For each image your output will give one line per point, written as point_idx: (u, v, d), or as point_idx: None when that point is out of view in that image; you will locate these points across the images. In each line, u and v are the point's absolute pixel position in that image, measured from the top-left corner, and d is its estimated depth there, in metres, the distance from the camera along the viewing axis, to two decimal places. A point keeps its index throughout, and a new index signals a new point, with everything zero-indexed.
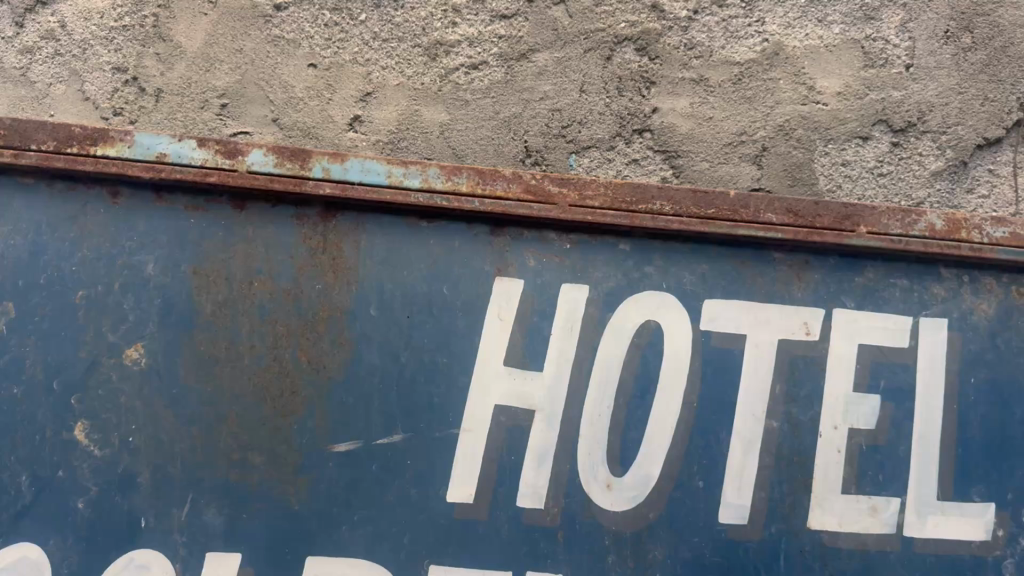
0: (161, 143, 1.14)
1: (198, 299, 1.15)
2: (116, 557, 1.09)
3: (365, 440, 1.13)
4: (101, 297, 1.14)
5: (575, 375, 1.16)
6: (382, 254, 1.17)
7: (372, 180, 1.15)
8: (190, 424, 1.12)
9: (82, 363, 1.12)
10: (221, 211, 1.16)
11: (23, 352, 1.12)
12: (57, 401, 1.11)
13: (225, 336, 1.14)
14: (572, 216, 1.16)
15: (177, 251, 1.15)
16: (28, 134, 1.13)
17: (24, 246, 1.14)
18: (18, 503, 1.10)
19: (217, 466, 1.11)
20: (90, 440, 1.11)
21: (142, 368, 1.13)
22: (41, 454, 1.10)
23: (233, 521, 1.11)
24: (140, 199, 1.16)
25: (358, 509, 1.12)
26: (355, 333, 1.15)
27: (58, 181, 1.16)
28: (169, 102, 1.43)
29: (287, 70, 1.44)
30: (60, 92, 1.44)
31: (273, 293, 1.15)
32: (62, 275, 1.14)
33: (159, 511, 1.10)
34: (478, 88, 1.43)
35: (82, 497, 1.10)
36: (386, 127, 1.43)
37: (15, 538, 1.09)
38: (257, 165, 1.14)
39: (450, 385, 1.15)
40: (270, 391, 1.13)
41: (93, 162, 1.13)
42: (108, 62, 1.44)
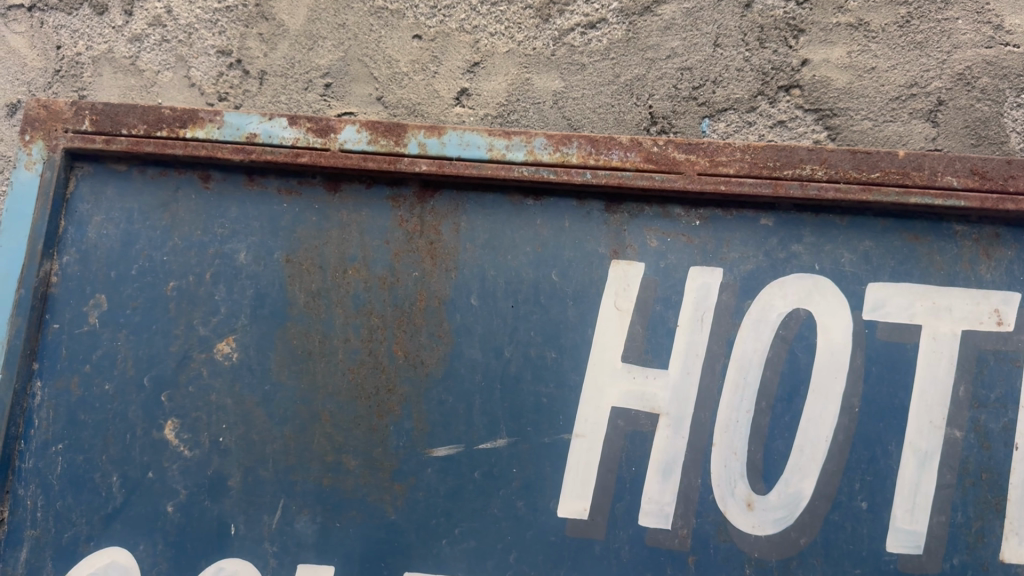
0: (251, 122, 1.06)
1: (291, 289, 1.06)
2: (205, 565, 1.01)
3: (466, 445, 1.01)
4: (193, 288, 1.07)
5: (708, 374, 1.01)
6: (485, 236, 1.05)
7: (472, 154, 1.03)
8: (283, 423, 1.03)
9: (174, 358, 1.06)
10: (314, 193, 1.07)
11: (115, 346, 1.07)
12: (149, 398, 1.05)
13: (319, 328, 1.05)
14: (704, 186, 1.00)
15: (269, 238, 1.07)
16: (119, 118, 1.08)
17: (117, 235, 1.09)
18: (109, 505, 1.03)
19: (310, 470, 1.02)
20: (181, 440, 1.04)
21: (233, 363, 1.05)
22: (131, 454, 1.04)
23: (325, 531, 1.01)
24: (232, 182, 1.09)
25: (460, 522, 1.00)
26: (455, 325, 1.03)
27: (150, 167, 1.10)
28: (275, 84, 1.36)
29: (391, 43, 1.34)
30: (167, 79, 1.40)
31: (368, 281, 1.05)
32: (154, 264, 1.08)
33: (249, 517, 1.02)
34: (597, 50, 1.29)
35: (171, 500, 1.03)
36: (495, 99, 1.30)
37: (105, 541, 1.02)
38: (351, 143, 1.04)
39: (560, 384, 1.02)
40: (364, 388, 1.03)
41: (183, 145, 1.06)
42: (213, 46, 1.39)
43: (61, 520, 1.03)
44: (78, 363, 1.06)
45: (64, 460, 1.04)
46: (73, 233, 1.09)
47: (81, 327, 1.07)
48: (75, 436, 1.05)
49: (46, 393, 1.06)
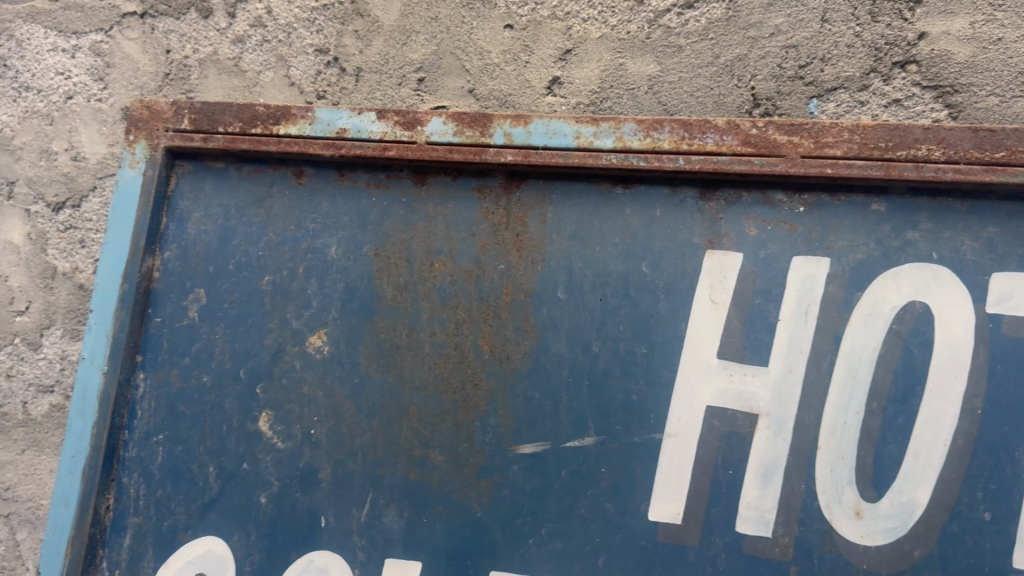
0: (341, 117, 1.06)
1: (380, 283, 1.05)
2: (296, 557, 1.01)
3: (553, 443, 0.98)
4: (286, 282, 1.08)
5: (812, 371, 0.94)
6: (572, 227, 1.02)
7: (559, 142, 0.99)
8: (370, 417, 1.03)
9: (268, 351, 1.07)
10: (402, 186, 1.07)
11: (213, 340, 1.09)
12: (244, 389, 1.07)
13: (406, 322, 1.04)
14: (808, 169, 0.94)
15: (358, 231, 1.07)
16: (216, 116, 1.09)
17: (215, 231, 1.11)
18: (205, 495, 1.05)
19: (397, 464, 1.01)
20: (274, 432, 1.05)
21: (324, 357, 1.06)
22: (227, 445, 1.06)
23: (412, 526, 1.00)
24: (324, 177, 1.09)
25: (546, 522, 0.97)
26: (542, 319, 1.01)
27: (246, 164, 1.12)
28: (370, 81, 1.38)
29: (483, 34, 1.34)
30: (268, 79, 1.43)
31: (453, 274, 1.03)
32: (249, 260, 1.10)
33: (339, 510, 1.02)
34: (695, 30, 1.27)
35: (265, 491, 1.04)
36: (588, 87, 1.30)
37: (201, 531, 1.04)
38: (437, 135, 1.02)
39: (651, 381, 0.97)
40: (450, 383, 1.02)
41: (276, 142, 1.07)
42: (311, 44, 1.41)
43: (161, 509, 1.06)
44: (177, 356, 1.09)
45: (164, 450, 1.07)
46: (174, 230, 1.12)
47: (181, 321, 1.10)
48: (175, 427, 1.07)
49: (148, 384, 1.09)
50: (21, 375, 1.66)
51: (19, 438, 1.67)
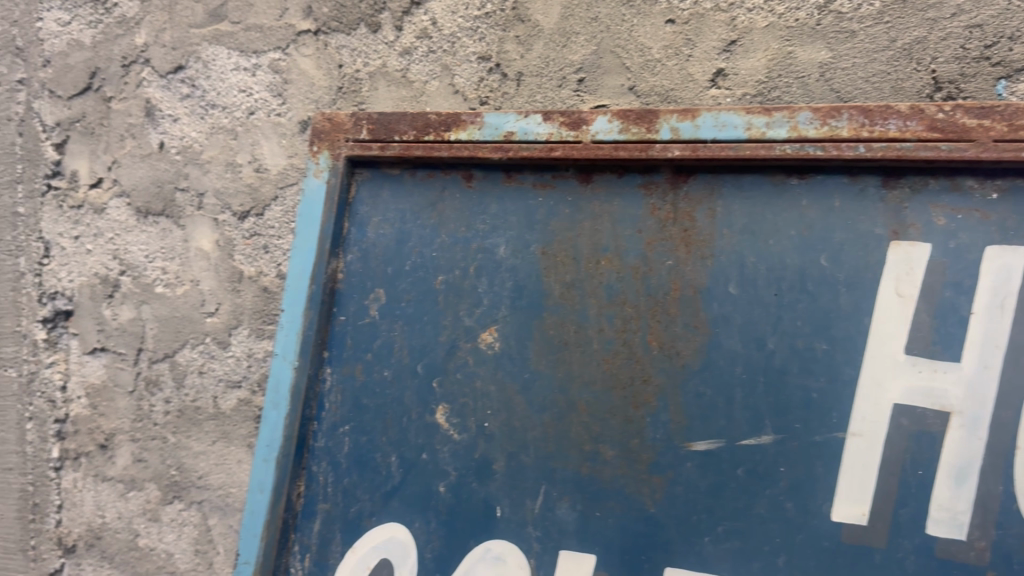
0: (508, 121, 1.09)
1: (548, 280, 1.08)
2: (473, 545, 1.05)
3: (727, 440, 0.98)
4: (459, 281, 1.12)
5: (1010, 367, 0.90)
6: (743, 221, 1.00)
7: (729, 135, 0.98)
8: (541, 411, 1.05)
9: (443, 347, 1.11)
10: (568, 186, 1.08)
11: (392, 336, 1.14)
12: (422, 383, 1.11)
13: (574, 318, 1.06)
14: (1002, 153, 0.89)
15: (526, 231, 1.10)
16: (392, 125, 1.15)
17: (392, 234, 1.17)
18: (388, 483, 1.11)
19: (569, 457, 1.03)
20: (450, 424, 1.09)
21: (496, 352, 1.08)
22: (407, 436, 1.11)
23: (586, 519, 1.01)
24: (492, 179, 1.12)
25: (722, 520, 0.96)
26: (713, 315, 1.00)
27: (420, 170, 1.17)
28: (531, 84, 1.44)
29: (644, 31, 1.38)
30: (434, 88, 1.52)
31: (621, 271, 1.04)
32: (424, 260, 1.14)
33: (514, 501, 1.04)
34: (868, 14, 1.26)
35: (443, 481, 1.08)
36: (755, 77, 1.32)
37: (385, 517, 1.10)
38: (602, 133, 1.04)
39: (832, 378, 0.95)
40: (620, 379, 1.03)
41: (448, 147, 1.12)
42: (474, 52, 1.49)
43: (348, 496, 1.12)
44: (360, 352, 1.15)
45: (350, 441, 1.14)
46: (355, 234, 1.19)
47: (364, 319, 1.16)
48: (359, 419, 1.14)
49: (335, 378, 1.16)
50: (212, 372, 1.86)
51: (210, 430, 1.86)
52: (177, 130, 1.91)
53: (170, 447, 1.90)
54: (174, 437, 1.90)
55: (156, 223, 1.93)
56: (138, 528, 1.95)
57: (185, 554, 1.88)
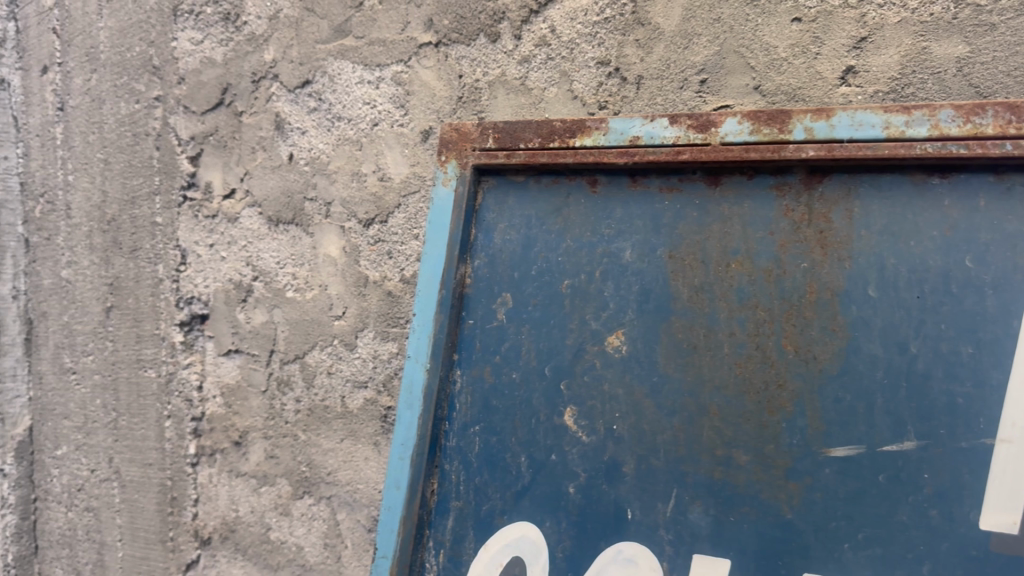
0: (633, 126, 1.10)
1: (676, 284, 1.08)
2: (605, 546, 1.06)
3: (867, 446, 0.97)
4: (585, 285, 1.13)
5: None
6: (882, 222, 0.99)
7: (866, 134, 0.97)
8: (672, 415, 1.05)
9: (570, 350, 1.13)
10: (696, 188, 1.09)
11: (520, 340, 1.16)
12: (549, 386, 1.13)
13: (703, 322, 1.06)
14: None
15: (653, 235, 1.10)
16: (517, 133, 1.18)
17: (518, 240, 1.20)
18: (518, 483, 1.13)
19: (701, 462, 1.03)
20: (579, 426, 1.10)
21: (624, 356, 1.09)
22: (536, 437, 1.13)
23: (719, 523, 1.01)
24: (617, 184, 1.13)
25: (863, 526, 0.96)
26: (851, 318, 0.99)
27: (545, 176, 1.19)
28: (652, 87, 1.46)
29: (769, 30, 1.37)
30: (553, 94, 1.55)
31: (752, 274, 1.04)
32: (550, 265, 1.16)
33: (645, 504, 1.05)
34: (1010, 6, 1.22)
35: (573, 482, 1.10)
36: (887, 74, 1.29)
37: (516, 516, 1.13)
38: (732, 135, 1.04)
39: (979, 383, 0.94)
40: (753, 383, 1.02)
41: (573, 153, 1.13)
42: (594, 57, 1.51)
43: (480, 494, 1.15)
44: (489, 355, 1.18)
45: (481, 440, 1.17)
46: (482, 240, 1.22)
47: (492, 322, 1.19)
48: (489, 419, 1.17)
49: (464, 380, 1.20)
50: (340, 372, 1.94)
51: (338, 428, 1.93)
52: (305, 142, 2.00)
53: (300, 444, 1.99)
54: (305, 435, 1.99)
55: (286, 231, 2.02)
56: (271, 522, 2.05)
57: (315, 548, 1.97)
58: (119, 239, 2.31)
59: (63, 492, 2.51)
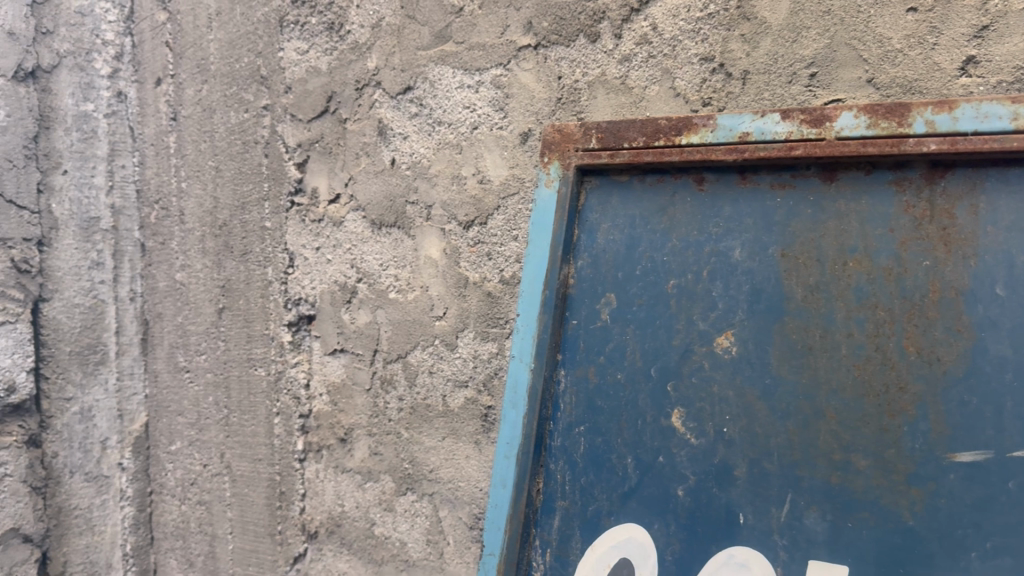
0: (744, 122, 1.08)
1: (789, 283, 1.06)
2: (716, 551, 1.05)
3: (996, 452, 0.93)
4: (692, 285, 1.12)
5: None
6: (1010, 218, 0.96)
7: (993, 126, 0.94)
8: (785, 418, 1.03)
9: (678, 350, 1.12)
10: (809, 185, 1.06)
11: (625, 340, 1.16)
12: (656, 387, 1.12)
13: (819, 323, 1.03)
14: None
15: (763, 233, 1.08)
16: (621, 133, 1.17)
17: (622, 240, 1.19)
18: (625, 485, 1.13)
19: (817, 466, 1.01)
20: (688, 428, 1.09)
21: (734, 357, 1.08)
22: (643, 438, 1.12)
23: (837, 529, 0.99)
24: (726, 182, 1.12)
25: (991, 535, 0.92)
26: (978, 318, 0.96)
27: (649, 175, 1.18)
28: (758, 82, 1.43)
29: (882, 21, 1.33)
30: (654, 92, 1.54)
31: (871, 273, 1.01)
32: (655, 265, 1.15)
33: (758, 508, 1.04)
34: None
35: (682, 484, 1.09)
36: (1011, 62, 1.23)
37: (623, 517, 1.12)
38: (847, 129, 1.01)
39: None
40: (872, 385, 1.00)
41: (679, 152, 1.12)
42: (697, 54, 1.49)
43: (586, 495, 1.16)
44: (593, 355, 1.19)
45: (586, 441, 1.17)
46: (585, 240, 1.22)
47: (596, 322, 1.19)
48: (594, 420, 1.17)
49: (569, 380, 1.20)
50: (441, 372, 1.96)
51: (440, 427, 1.96)
52: (407, 147, 2.03)
53: (403, 442, 2.04)
54: (407, 432, 2.03)
55: (389, 234, 2.07)
56: (375, 517, 2.10)
57: (418, 543, 2.01)
58: (230, 243, 2.41)
59: (177, 485, 2.63)
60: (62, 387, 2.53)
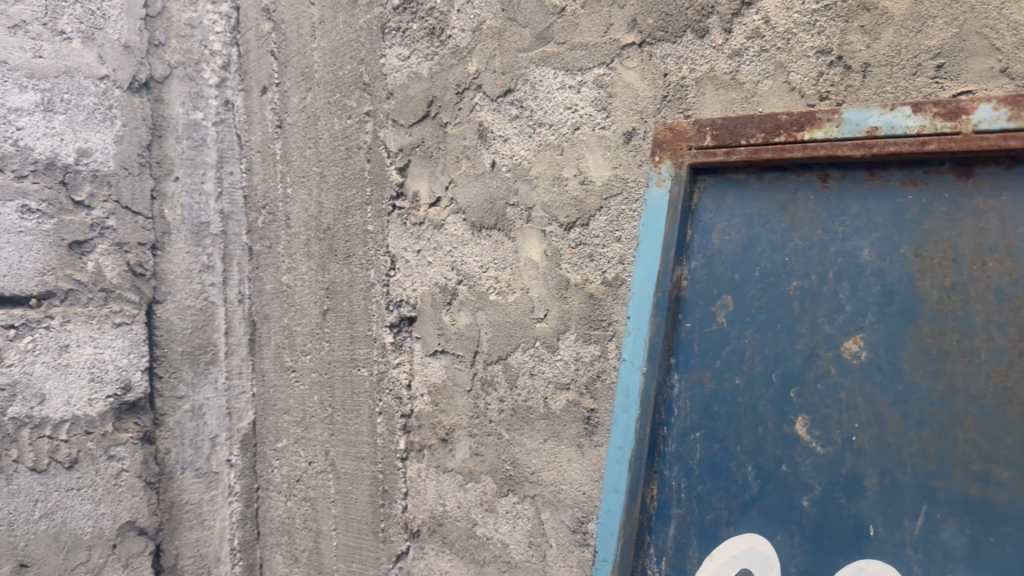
0: (871, 116, 1.04)
1: (922, 285, 1.01)
2: (844, 563, 1.02)
3: None
4: (816, 287, 1.08)
5: None
6: None
7: None
8: (920, 425, 0.99)
9: (801, 355, 1.08)
10: (943, 181, 1.01)
11: (743, 343, 1.13)
12: (777, 393, 1.09)
13: (956, 326, 0.98)
14: None
15: (894, 232, 1.04)
16: (739, 129, 1.14)
17: (739, 240, 1.16)
18: (745, 493, 1.10)
19: (954, 477, 0.96)
20: (813, 436, 1.06)
21: (863, 362, 1.04)
22: (764, 446, 1.09)
23: (978, 544, 0.94)
24: (852, 179, 1.07)
25: None
26: None
27: (768, 173, 1.14)
28: (880, 75, 1.38)
29: (1017, 8, 1.25)
30: (767, 87, 1.51)
31: (1013, 273, 0.96)
32: (776, 266, 1.12)
33: (889, 520, 1.00)
34: None
35: (806, 494, 1.06)
36: None
37: (743, 527, 1.10)
38: (986, 122, 0.96)
39: None
40: (1016, 393, 0.94)
41: (801, 148, 1.09)
42: (813, 47, 1.45)
43: (703, 503, 1.14)
44: (709, 359, 1.16)
45: (702, 447, 1.15)
46: (700, 241, 1.20)
47: (712, 325, 1.16)
48: (711, 426, 1.14)
49: (683, 385, 1.18)
50: (542, 374, 1.94)
51: (542, 429, 1.95)
52: (507, 150, 2.02)
53: (505, 443, 2.04)
54: (508, 434, 2.03)
55: (489, 236, 2.07)
56: (476, 518, 2.11)
57: (519, 545, 2.00)
58: (334, 246, 2.46)
59: (282, 481, 2.71)
60: (174, 385, 2.62)
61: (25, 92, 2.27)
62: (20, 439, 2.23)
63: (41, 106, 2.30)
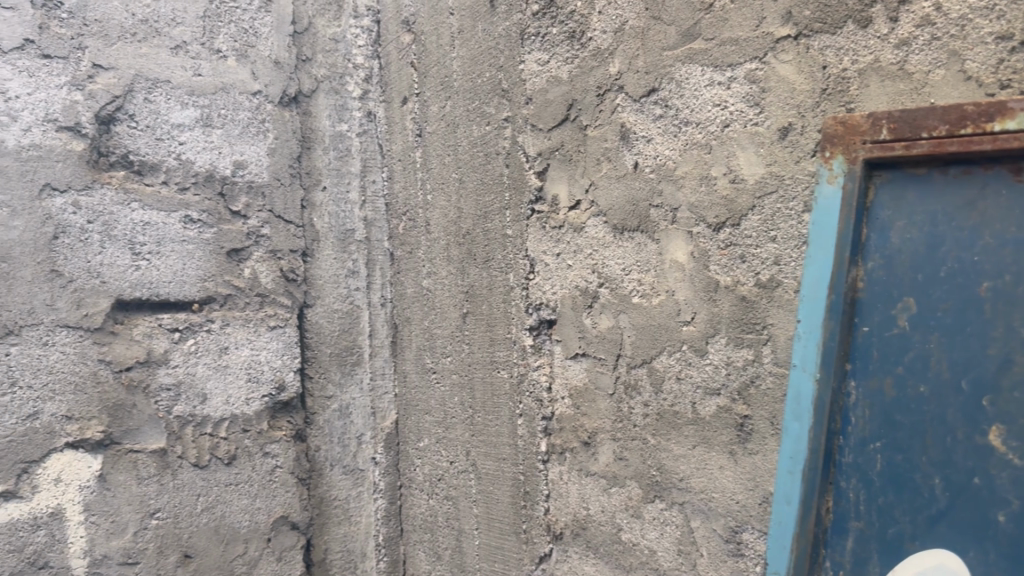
0: None
1: None
2: None
3: None
4: (1010, 288, 1.01)
5: None
6: None
7: None
8: None
9: (994, 361, 1.01)
10: None
11: (928, 349, 1.08)
12: (968, 401, 1.03)
13: None
14: None
15: None
16: (919, 121, 1.08)
17: (921, 239, 1.10)
18: (931, 507, 1.06)
19: None
20: (1010, 448, 1.00)
21: None
22: (953, 457, 1.04)
23: None
24: None
25: None
26: None
27: (953, 167, 1.07)
28: None
29: None
30: (939, 78, 1.43)
31: None
32: (964, 266, 1.05)
33: None
34: None
35: (1003, 509, 1.00)
36: None
37: (930, 543, 1.07)
38: None
39: None
40: None
41: (990, 139, 1.01)
42: (992, 32, 1.36)
43: (885, 517, 1.11)
44: (889, 365, 1.12)
45: (882, 458, 1.12)
46: (877, 240, 1.14)
47: (892, 329, 1.12)
48: (893, 436, 1.11)
49: (860, 392, 1.15)
50: (691, 378, 1.89)
51: (691, 435, 1.90)
52: (651, 150, 2.00)
53: (650, 448, 2.00)
54: (654, 439, 1.99)
55: (632, 238, 2.05)
56: (622, 522, 2.08)
57: (668, 552, 1.96)
58: (474, 250, 2.50)
59: (425, 480, 2.77)
60: (323, 385, 2.72)
61: (186, 109, 2.40)
62: (184, 436, 2.36)
63: (201, 122, 2.43)
